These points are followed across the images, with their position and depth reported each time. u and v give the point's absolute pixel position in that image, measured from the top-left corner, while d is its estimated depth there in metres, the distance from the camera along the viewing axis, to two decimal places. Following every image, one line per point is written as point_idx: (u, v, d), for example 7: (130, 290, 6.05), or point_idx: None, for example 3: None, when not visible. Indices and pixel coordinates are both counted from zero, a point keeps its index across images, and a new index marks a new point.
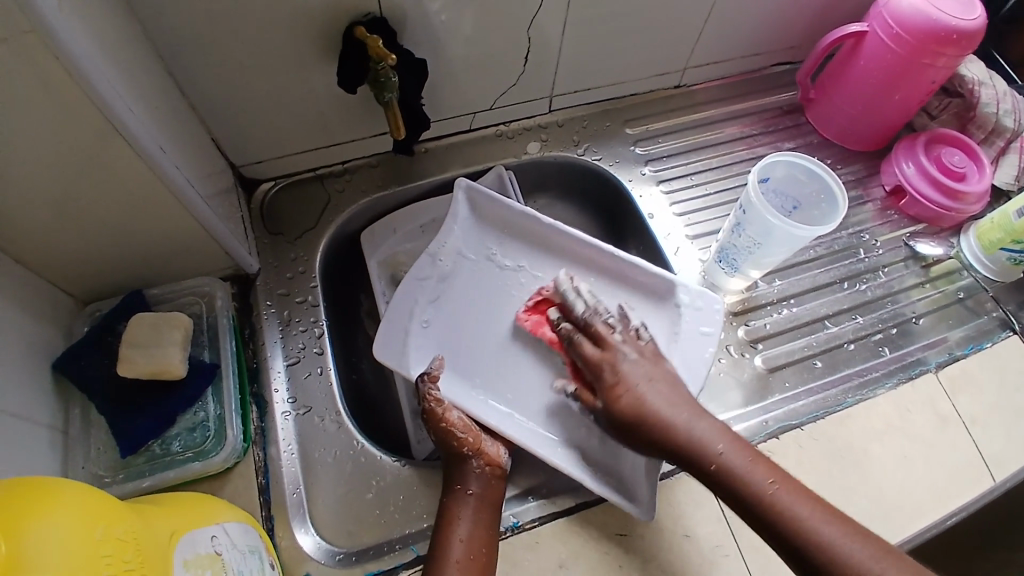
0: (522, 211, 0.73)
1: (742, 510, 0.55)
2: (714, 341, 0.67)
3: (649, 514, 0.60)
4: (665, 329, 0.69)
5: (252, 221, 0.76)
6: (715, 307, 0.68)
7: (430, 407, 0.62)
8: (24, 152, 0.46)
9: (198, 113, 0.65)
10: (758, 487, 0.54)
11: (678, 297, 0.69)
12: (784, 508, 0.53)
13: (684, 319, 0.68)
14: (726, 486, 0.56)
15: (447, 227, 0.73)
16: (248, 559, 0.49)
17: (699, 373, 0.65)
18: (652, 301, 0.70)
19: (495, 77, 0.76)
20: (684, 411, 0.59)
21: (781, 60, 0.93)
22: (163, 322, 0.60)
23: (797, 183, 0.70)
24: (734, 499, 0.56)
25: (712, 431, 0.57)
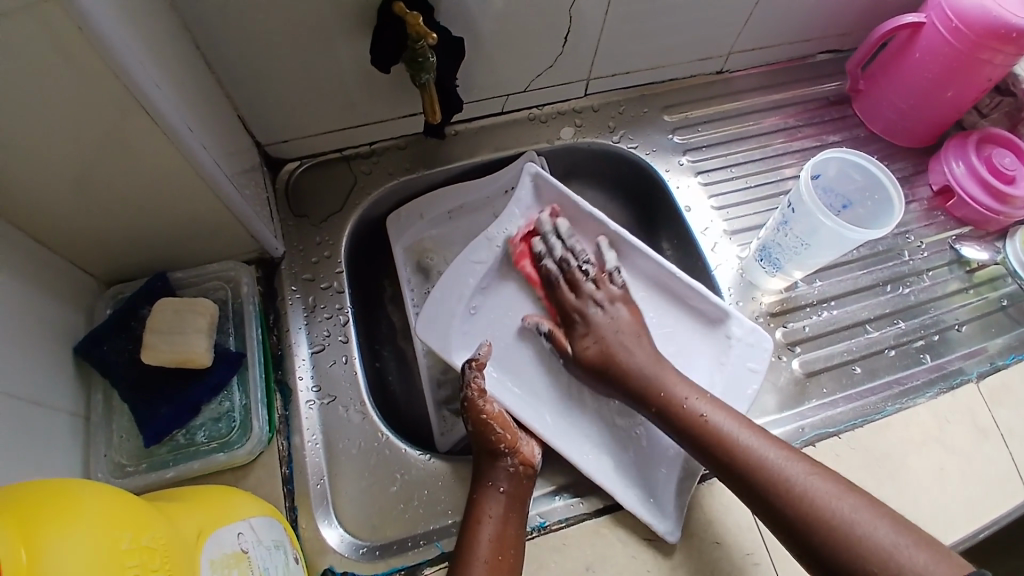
0: (594, 215, 0.70)
1: (731, 473, 0.56)
2: (760, 380, 0.65)
3: (672, 537, 0.58)
4: (711, 357, 0.67)
5: (276, 202, 0.73)
6: (765, 346, 0.66)
7: (471, 396, 0.61)
8: (47, 129, 0.44)
9: (224, 89, 0.62)
10: (747, 448, 0.55)
11: (730, 328, 0.67)
12: (773, 468, 0.54)
13: (732, 352, 0.67)
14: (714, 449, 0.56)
15: (510, 211, 0.70)
16: (273, 555, 0.48)
17: (737, 408, 0.65)
18: (701, 325, 0.68)
19: (530, 58, 0.72)
20: (674, 379, 0.61)
21: (829, 47, 0.89)
22: (187, 308, 0.58)
23: (849, 181, 0.68)
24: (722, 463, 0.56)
25: (741, 424, 0.57)
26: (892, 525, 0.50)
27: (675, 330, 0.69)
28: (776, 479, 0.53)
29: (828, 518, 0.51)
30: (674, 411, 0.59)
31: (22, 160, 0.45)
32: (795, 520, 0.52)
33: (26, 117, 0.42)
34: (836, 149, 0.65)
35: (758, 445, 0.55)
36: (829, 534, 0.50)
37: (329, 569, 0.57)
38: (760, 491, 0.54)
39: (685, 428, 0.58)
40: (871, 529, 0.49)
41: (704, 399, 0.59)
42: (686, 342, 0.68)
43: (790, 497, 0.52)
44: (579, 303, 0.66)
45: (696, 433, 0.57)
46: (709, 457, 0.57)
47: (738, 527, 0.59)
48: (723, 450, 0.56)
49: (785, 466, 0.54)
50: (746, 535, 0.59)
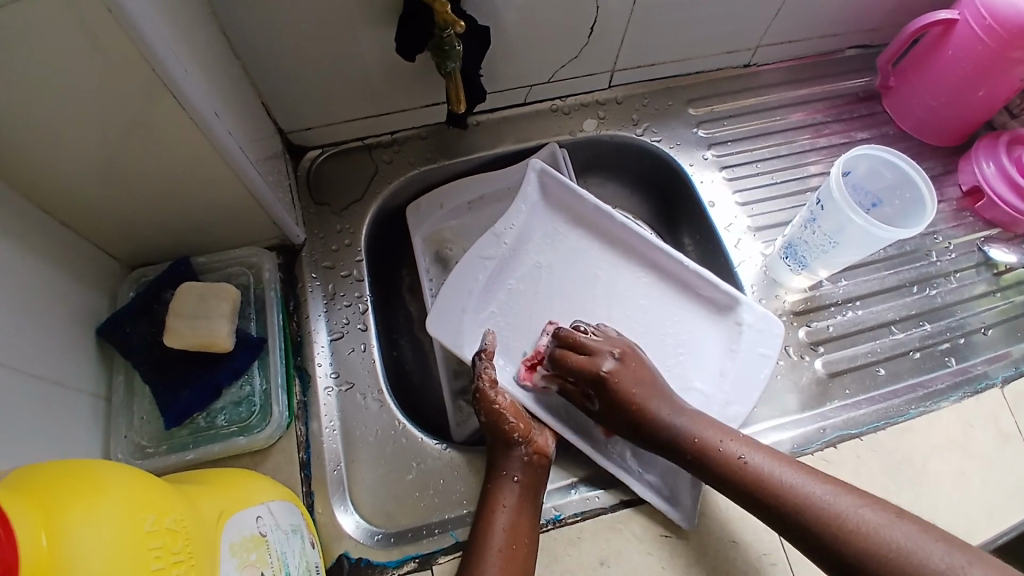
0: (596, 206, 0.70)
1: (779, 515, 0.53)
2: (772, 365, 0.65)
3: (689, 524, 0.58)
4: (721, 344, 0.67)
5: (299, 189, 0.74)
6: (776, 332, 0.66)
7: (483, 388, 0.61)
8: (76, 112, 0.44)
9: (249, 75, 0.63)
10: (790, 484, 0.53)
11: (741, 315, 0.67)
12: (821, 503, 0.52)
13: (743, 338, 0.66)
14: (759, 491, 0.54)
15: (516, 206, 0.70)
16: (291, 539, 0.48)
17: (751, 393, 0.64)
18: (711, 312, 0.68)
19: (555, 48, 0.71)
20: (704, 421, 0.59)
21: (859, 42, 0.87)
22: (211, 293, 0.59)
23: (879, 179, 0.66)
24: (769, 507, 0.54)
25: (778, 459, 0.55)
26: (948, 547, 0.48)
27: (684, 319, 0.68)
28: (825, 517, 0.51)
29: (885, 550, 0.48)
30: (710, 458, 0.56)
31: (51, 141, 0.46)
32: (851, 556, 0.49)
33: (55, 99, 0.43)
34: (867, 146, 0.63)
35: (802, 482, 0.53)
36: (891, 568, 0.48)
37: (344, 555, 0.57)
38: (810, 531, 0.51)
39: (725, 476, 0.55)
40: (931, 556, 0.47)
41: (739, 442, 0.57)
42: (696, 330, 0.68)
43: (842, 532, 0.50)
44: (594, 363, 0.60)
45: (736, 478, 0.55)
46: (752, 502, 0.54)
47: (756, 526, 0.59)
48: (768, 491, 0.54)
49: (832, 500, 0.52)
50: (763, 534, 0.58)
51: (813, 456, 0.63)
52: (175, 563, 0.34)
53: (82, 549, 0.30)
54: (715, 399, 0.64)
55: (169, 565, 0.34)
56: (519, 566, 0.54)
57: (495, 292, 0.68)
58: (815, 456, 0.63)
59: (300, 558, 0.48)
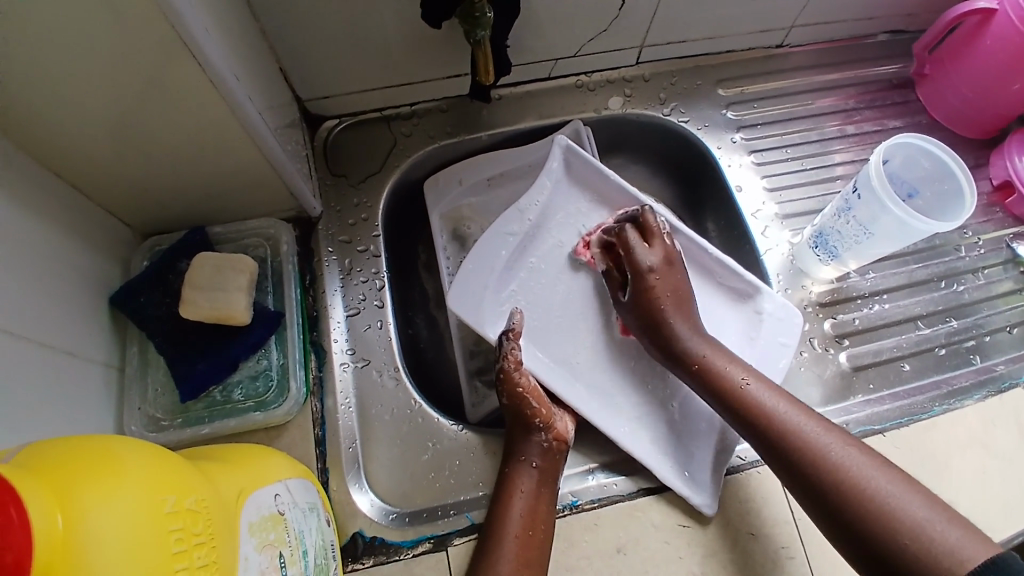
0: (620, 186, 0.68)
1: (766, 442, 0.54)
2: (791, 354, 0.64)
3: (709, 510, 0.58)
4: (741, 333, 0.65)
5: (315, 159, 0.72)
6: (795, 321, 0.64)
7: (508, 368, 0.60)
8: (89, 70, 0.42)
9: (268, 38, 0.60)
10: (783, 418, 0.54)
11: (762, 303, 0.65)
12: (809, 438, 0.52)
13: (764, 327, 0.65)
14: (751, 418, 0.55)
15: (540, 182, 0.67)
16: (308, 518, 0.47)
17: (771, 382, 0.63)
18: (731, 299, 0.66)
19: (585, 21, 0.68)
20: (714, 346, 0.60)
21: (895, 27, 0.84)
22: (227, 264, 0.57)
23: (917, 168, 0.64)
24: (757, 433, 0.55)
25: (780, 395, 0.56)
26: (928, 502, 0.47)
27: (705, 305, 0.67)
28: (812, 451, 0.51)
29: (863, 489, 0.48)
30: (712, 377, 0.58)
31: (64, 100, 0.44)
32: (829, 492, 0.50)
33: (68, 57, 0.41)
34: (907, 134, 0.61)
35: (795, 416, 0.54)
36: (860, 507, 0.48)
37: (358, 533, 0.56)
38: (794, 465, 0.52)
39: (722, 392, 0.57)
40: (903, 504, 0.47)
41: (743, 369, 0.58)
42: (716, 316, 0.66)
43: (824, 467, 0.50)
44: (643, 254, 0.62)
45: (732, 400, 0.56)
46: (745, 426, 0.56)
47: (774, 518, 0.58)
48: (761, 418, 0.54)
49: (822, 438, 0.52)
50: (782, 527, 0.58)
51: None
52: (196, 545, 0.33)
53: (100, 533, 0.29)
54: None
55: (191, 548, 0.33)
56: (534, 553, 0.53)
57: (516, 268, 0.66)
58: None
59: (317, 537, 0.48)
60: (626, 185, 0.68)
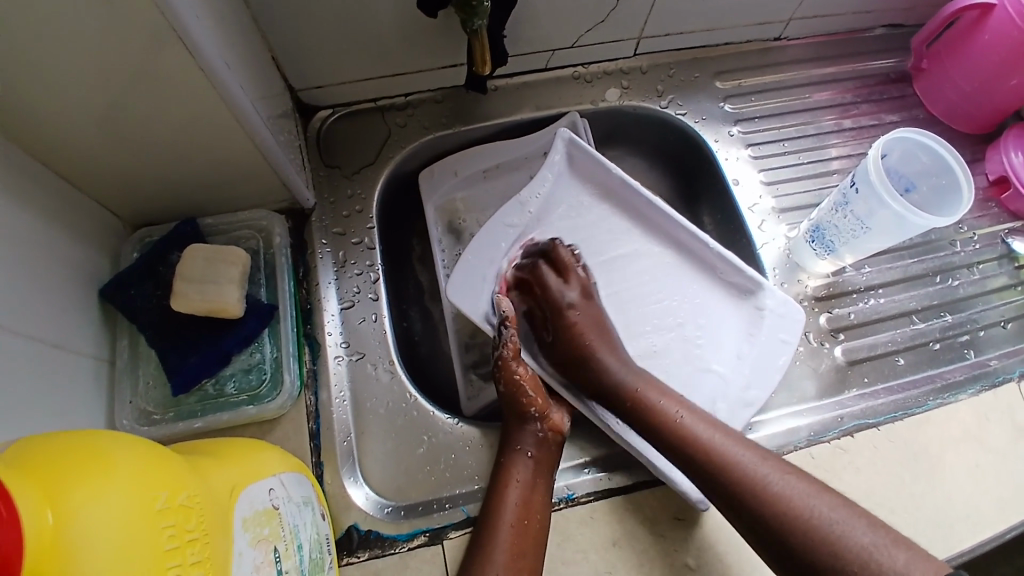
0: (622, 179, 0.67)
1: (705, 475, 0.54)
2: (791, 351, 0.63)
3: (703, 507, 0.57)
4: (741, 329, 0.64)
5: (308, 150, 0.71)
6: (797, 318, 0.64)
7: (505, 357, 0.60)
8: (75, 57, 0.41)
9: (260, 27, 0.59)
10: (721, 450, 0.54)
11: (762, 300, 0.65)
12: (749, 470, 0.52)
13: (764, 324, 0.64)
14: (689, 452, 0.55)
15: (542, 175, 0.67)
16: (302, 512, 0.47)
17: (770, 378, 0.62)
18: (732, 295, 0.65)
19: (582, 12, 0.68)
20: (648, 380, 0.60)
21: (894, 20, 0.83)
22: (219, 256, 0.56)
23: (915, 163, 0.64)
24: (695, 467, 0.54)
25: (716, 427, 0.56)
26: (869, 525, 0.48)
27: (705, 301, 0.66)
28: (753, 482, 0.52)
29: (806, 516, 0.49)
30: (648, 411, 0.58)
31: (50, 89, 0.43)
32: (773, 520, 0.50)
33: (53, 44, 0.40)
34: (905, 130, 0.61)
35: (732, 448, 0.54)
36: (805, 535, 0.48)
37: (354, 527, 0.56)
38: (735, 498, 0.52)
39: (657, 427, 0.57)
40: (847, 528, 0.48)
41: (676, 402, 0.58)
42: (716, 313, 0.65)
43: (765, 496, 0.51)
44: (561, 290, 0.63)
45: (669, 435, 0.56)
46: (683, 460, 0.55)
47: None
48: (701, 452, 0.54)
49: (762, 468, 0.52)
50: None
51: (830, 445, 0.61)
52: (189, 542, 0.33)
53: (92, 528, 0.28)
54: (733, 382, 0.63)
55: (184, 545, 0.32)
56: (530, 542, 0.53)
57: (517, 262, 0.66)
58: (832, 444, 0.61)
59: (312, 531, 0.47)
60: (628, 177, 0.67)
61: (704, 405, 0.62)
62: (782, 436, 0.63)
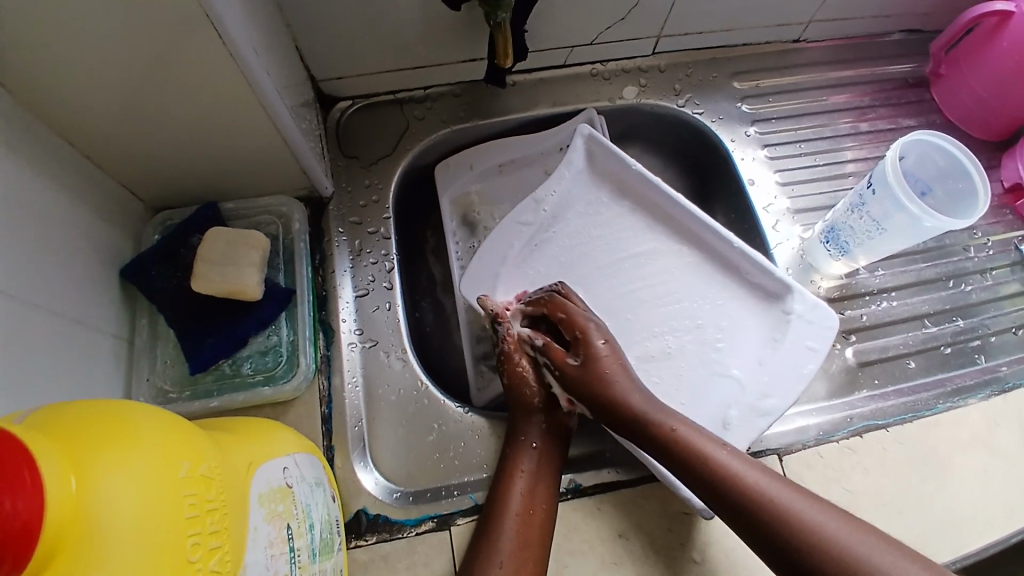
0: (642, 174, 0.67)
1: (744, 519, 0.49)
2: (818, 359, 0.62)
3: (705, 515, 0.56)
4: (766, 334, 0.64)
5: (327, 140, 0.72)
6: (828, 324, 0.63)
7: (507, 350, 0.60)
8: (105, 39, 0.42)
9: (285, 16, 0.60)
10: (762, 493, 0.48)
11: (791, 304, 0.64)
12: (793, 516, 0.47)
13: (790, 329, 0.64)
14: (727, 495, 0.50)
15: (558, 172, 0.68)
16: (315, 493, 0.48)
17: (791, 386, 0.61)
18: (758, 299, 0.65)
19: (603, 9, 0.68)
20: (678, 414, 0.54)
21: (914, 25, 0.83)
22: (239, 239, 0.57)
23: (930, 164, 0.64)
24: (734, 510, 0.49)
25: (755, 468, 0.50)
26: None
27: (729, 305, 0.65)
28: (801, 528, 0.46)
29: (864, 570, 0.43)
30: (678, 448, 0.52)
31: (81, 69, 0.44)
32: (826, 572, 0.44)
33: (86, 25, 0.40)
34: (922, 132, 0.61)
35: (773, 488, 0.49)
36: None
37: (362, 511, 0.57)
38: (781, 548, 0.47)
39: (690, 466, 0.51)
40: None
41: (708, 438, 0.52)
42: (738, 316, 0.65)
43: (815, 545, 0.45)
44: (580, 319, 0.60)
45: (704, 474, 0.51)
46: (720, 503, 0.50)
47: None
48: (739, 495, 0.49)
49: (809, 515, 0.47)
50: None
51: (838, 445, 0.62)
52: (209, 511, 0.33)
53: (112, 495, 0.29)
54: (751, 388, 0.62)
55: (204, 514, 0.33)
56: (535, 533, 0.53)
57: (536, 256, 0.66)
58: (840, 444, 0.62)
59: (323, 511, 0.48)
60: (648, 174, 0.68)
61: (718, 408, 0.61)
62: (791, 435, 0.63)
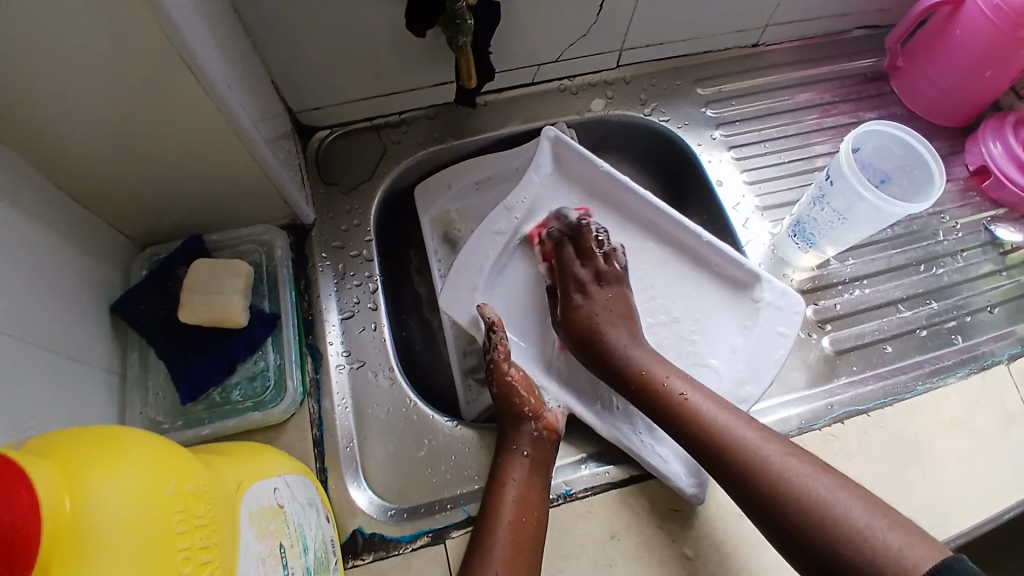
0: (607, 172, 0.69)
1: (701, 451, 0.55)
2: (789, 344, 0.64)
3: (699, 501, 0.58)
4: (736, 322, 0.66)
5: (307, 167, 0.74)
6: (796, 310, 0.65)
7: (496, 358, 0.62)
8: (85, 83, 0.44)
9: (259, 52, 0.62)
10: (719, 425, 0.55)
11: (760, 292, 0.66)
12: (743, 446, 0.53)
13: (761, 316, 0.66)
14: (686, 427, 0.56)
15: (528, 178, 0.70)
16: (307, 512, 0.49)
17: (766, 372, 0.64)
18: (729, 291, 0.67)
19: (565, 27, 0.71)
20: (655, 356, 0.61)
21: (868, 22, 0.86)
22: (224, 268, 0.59)
23: (889, 156, 0.67)
24: (693, 443, 0.56)
25: (719, 405, 0.57)
26: (867, 507, 0.48)
27: (701, 298, 0.67)
28: (743, 452, 0.53)
29: (804, 498, 0.49)
30: (652, 388, 0.59)
31: (62, 112, 0.46)
32: (768, 496, 0.51)
33: (66, 72, 0.43)
34: (875, 122, 0.64)
35: (736, 426, 0.55)
36: (799, 511, 0.49)
37: (358, 530, 0.57)
38: (730, 470, 0.53)
39: (664, 407, 0.58)
40: (839, 509, 0.48)
41: (679, 378, 0.59)
42: (712, 309, 0.67)
43: (764, 477, 0.51)
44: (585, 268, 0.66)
45: (671, 411, 0.57)
46: (678, 432, 0.57)
47: None
48: (698, 427, 0.56)
49: (761, 446, 0.53)
50: None
51: (820, 432, 0.63)
52: (198, 528, 0.34)
53: (105, 510, 0.30)
54: (727, 377, 0.64)
55: (193, 530, 0.34)
56: (527, 539, 0.54)
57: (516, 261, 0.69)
58: (822, 431, 0.63)
59: (316, 531, 0.49)
60: (612, 170, 0.70)
61: None
62: (773, 426, 0.64)
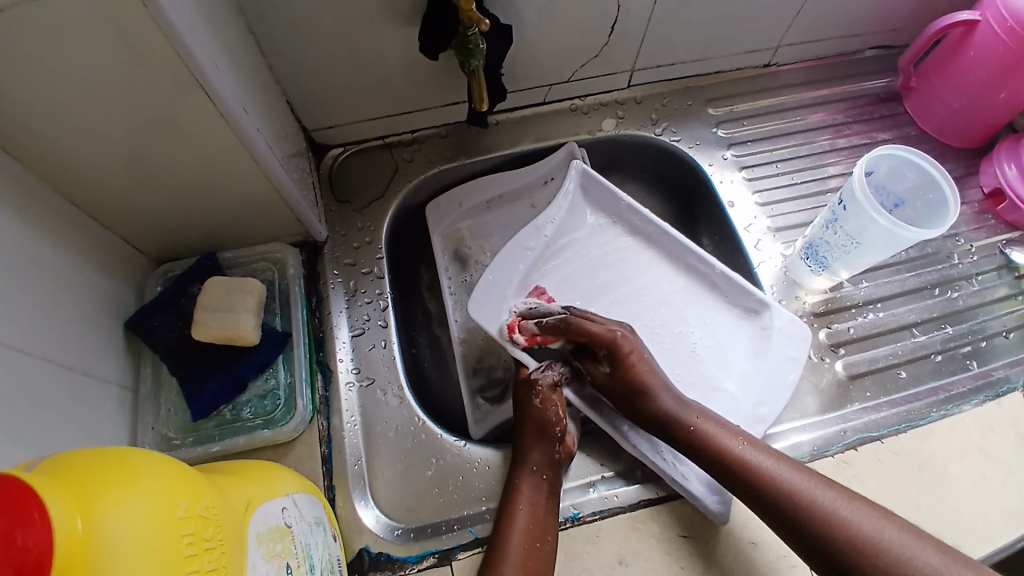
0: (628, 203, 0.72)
1: (765, 508, 0.54)
2: (799, 368, 0.65)
3: (723, 520, 0.58)
4: (749, 346, 0.67)
5: (321, 186, 0.75)
6: (805, 337, 0.66)
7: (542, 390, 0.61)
8: (105, 107, 0.45)
9: (274, 74, 0.63)
10: (778, 479, 0.53)
11: (769, 320, 0.67)
12: (805, 498, 0.52)
13: (771, 343, 0.66)
14: (746, 484, 0.55)
15: (556, 202, 0.70)
16: (314, 531, 0.49)
17: (781, 395, 0.64)
18: (737, 315, 0.68)
19: (575, 49, 0.72)
20: (704, 411, 0.60)
21: (880, 43, 0.86)
22: (236, 287, 0.60)
23: (903, 179, 0.66)
24: (756, 498, 0.54)
25: (774, 457, 0.55)
26: (936, 548, 0.48)
27: (710, 321, 0.69)
28: (809, 507, 0.52)
29: (874, 548, 0.48)
30: (708, 445, 0.57)
31: (83, 135, 0.47)
32: (838, 552, 0.50)
33: (86, 96, 0.44)
34: (888, 147, 0.64)
35: (793, 477, 0.53)
36: (873, 561, 0.48)
37: (364, 549, 0.57)
38: (798, 524, 0.52)
39: (723, 467, 0.56)
40: (910, 554, 0.48)
41: (732, 433, 0.58)
42: (723, 331, 0.68)
43: (829, 530, 0.50)
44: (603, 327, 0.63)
45: (732, 468, 0.55)
46: (741, 491, 0.55)
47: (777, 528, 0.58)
48: (758, 483, 0.54)
49: (823, 495, 0.52)
50: None
51: (833, 458, 0.62)
52: (207, 550, 0.35)
53: (116, 532, 0.30)
54: (744, 400, 0.65)
55: (202, 552, 0.34)
56: (539, 564, 0.53)
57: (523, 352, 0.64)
58: (835, 457, 0.62)
59: (323, 550, 0.49)
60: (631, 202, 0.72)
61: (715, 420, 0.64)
62: (785, 451, 0.64)
